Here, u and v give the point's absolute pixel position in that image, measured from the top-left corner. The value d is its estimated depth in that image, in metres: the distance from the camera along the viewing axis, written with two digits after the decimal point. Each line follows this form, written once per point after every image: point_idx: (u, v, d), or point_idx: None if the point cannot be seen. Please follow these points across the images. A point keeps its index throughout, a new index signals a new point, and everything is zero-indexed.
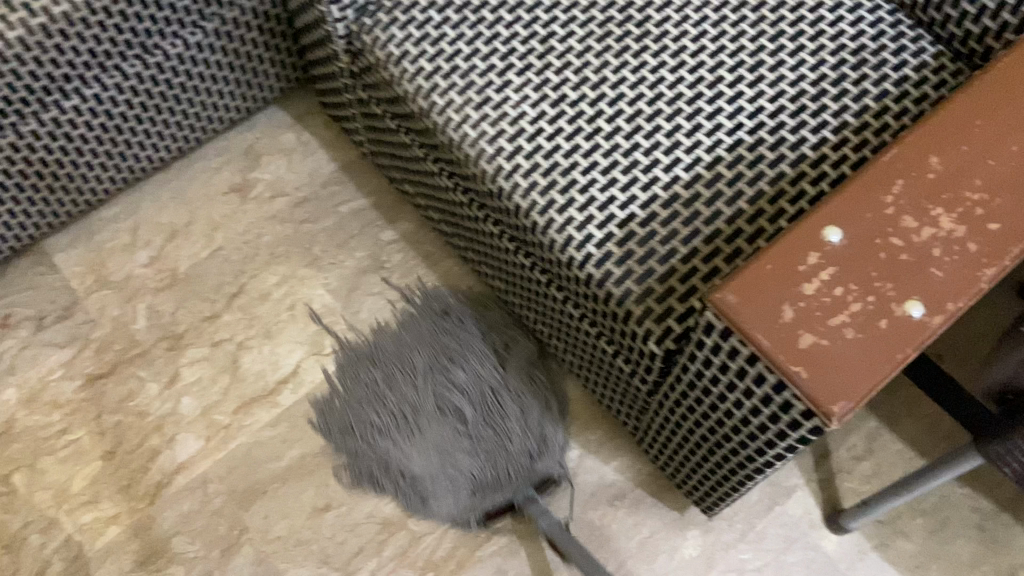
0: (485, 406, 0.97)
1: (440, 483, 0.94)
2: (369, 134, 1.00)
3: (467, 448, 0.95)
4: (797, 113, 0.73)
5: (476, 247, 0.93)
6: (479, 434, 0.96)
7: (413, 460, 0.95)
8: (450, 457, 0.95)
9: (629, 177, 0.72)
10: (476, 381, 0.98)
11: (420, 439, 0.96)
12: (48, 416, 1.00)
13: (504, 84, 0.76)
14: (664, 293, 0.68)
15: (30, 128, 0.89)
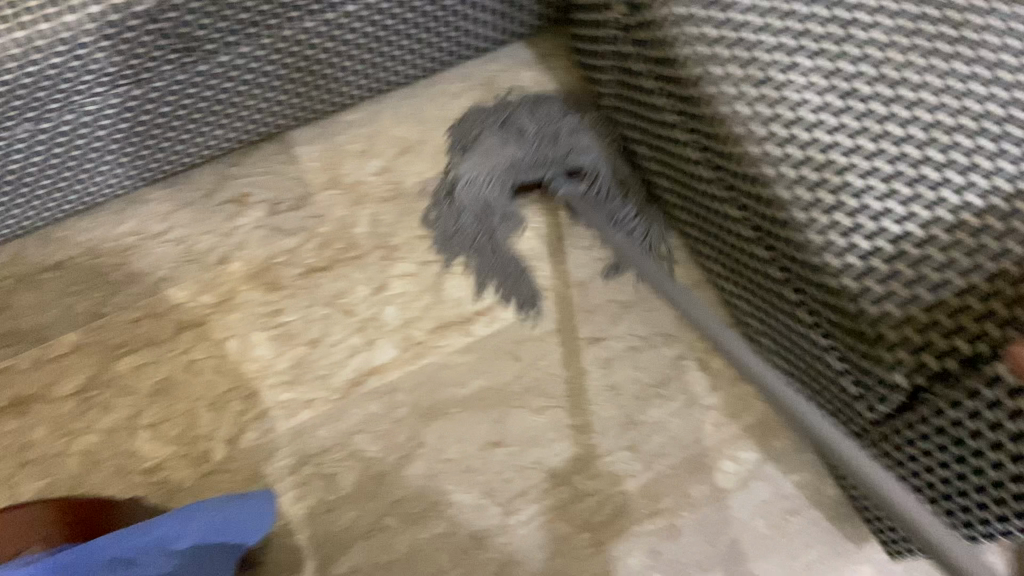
0: (544, 130, 1.05)
1: (497, 201, 1.04)
2: (618, 90, 0.98)
3: (516, 157, 1.03)
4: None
5: (705, 227, 0.91)
6: (540, 139, 1.04)
7: (476, 177, 1.04)
8: (490, 188, 1.03)
9: (912, 191, 0.66)
10: (542, 121, 1.06)
11: (480, 178, 1.03)
12: (266, 295, 1.07)
13: (793, 64, 0.71)
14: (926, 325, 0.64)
15: (311, 25, 0.92)
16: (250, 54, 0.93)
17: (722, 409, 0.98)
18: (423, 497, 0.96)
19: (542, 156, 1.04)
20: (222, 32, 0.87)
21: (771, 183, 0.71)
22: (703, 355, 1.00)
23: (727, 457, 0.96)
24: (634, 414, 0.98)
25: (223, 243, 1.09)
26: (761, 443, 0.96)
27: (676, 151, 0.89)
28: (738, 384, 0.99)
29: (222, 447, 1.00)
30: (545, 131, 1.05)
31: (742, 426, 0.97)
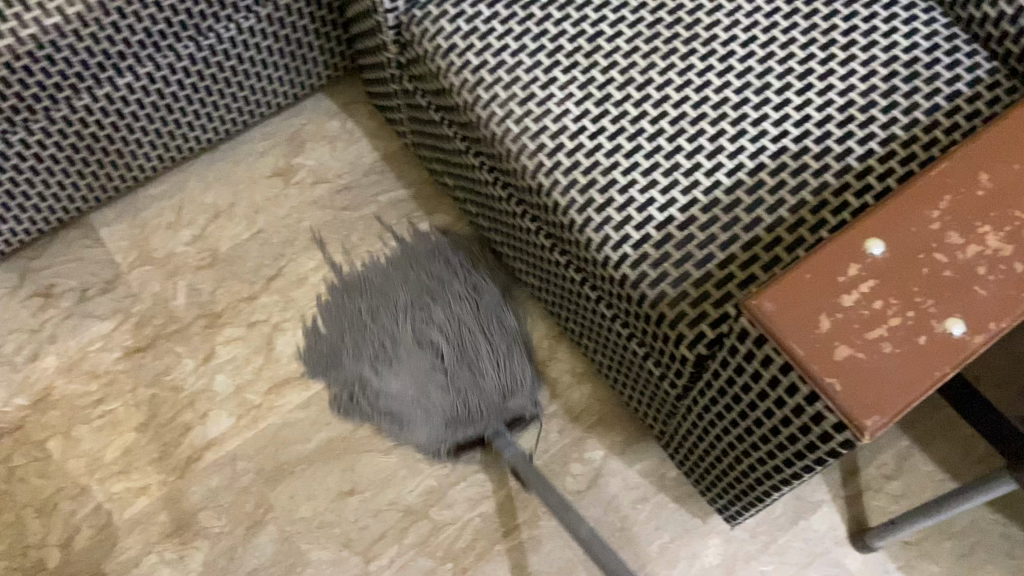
0: (433, 325, 1.02)
1: (393, 372, 1.00)
2: (413, 126, 1.01)
3: (435, 376, 0.99)
4: (845, 121, 0.71)
5: (513, 243, 0.94)
6: (396, 328, 1.02)
7: (394, 390, 0.99)
8: (405, 400, 0.99)
9: (665, 182, 0.72)
10: (417, 296, 1.04)
11: (398, 359, 1.00)
12: (85, 386, 1.02)
13: (553, 79, 0.77)
14: (691, 300, 0.68)
15: (81, 102, 0.90)
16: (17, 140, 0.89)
17: (564, 415, 1.01)
18: (280, 561, 0.93)
19: (435, 334, 1.01)
20: None
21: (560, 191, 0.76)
22: (537, 367, 1.03)
23: (574, 460, 0.98)
24: (481, 435, 1.00)
25: (32, 338, 1.03)
26: (604, 439, 0.99)
27: (474, 176, 0.92)
28: (574, 389, 1.02)
29: (54, 554, 0.94)
30: (412, 303, 1.03)
31: (584, 427, 1.00)
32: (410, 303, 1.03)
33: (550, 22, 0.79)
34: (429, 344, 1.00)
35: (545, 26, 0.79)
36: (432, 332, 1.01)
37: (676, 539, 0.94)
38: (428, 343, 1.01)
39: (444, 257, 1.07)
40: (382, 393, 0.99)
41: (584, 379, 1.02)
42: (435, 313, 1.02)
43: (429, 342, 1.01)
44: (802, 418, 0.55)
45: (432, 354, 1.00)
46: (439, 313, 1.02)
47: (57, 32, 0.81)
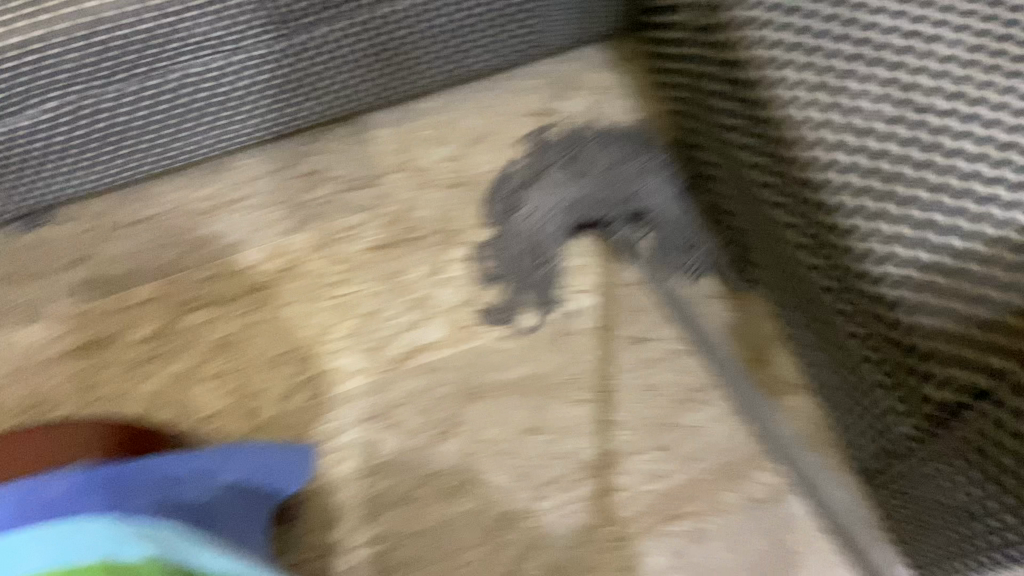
0: (613, 185, 1.08)
1: (540, 193, 1.09)
2: (689, 99, 0.98)
3: (581, 197, 1.08)
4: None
5: (767, 244, 0.89)
6: (589, 193, 1.08)
7: (553, 215, 1.08)
8: (546, 208, 1.09)
9: (959, 207, 0.65)
10: (620, 178, 1.08)
11: (558, 187, 1.09)
12: (329, 267, 1.12)
13: (869, 73, 0.69)
14: (978, 355, 0.64)
15: (390, 10, 0.95)
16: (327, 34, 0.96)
17: (763, 420, 0.98)
18: (457, 472, 0.99)
19: (603, 199, 1.07)
20: (305, 10, 0.91)
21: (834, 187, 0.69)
22: (748, 365, 1.01)
23: (764, 468, 0.97)
24: (673, 416, 0.99)
25: (294, 213, 1.14)
26: (800, 458, 0.98)
27: (744, 166, 0.88)
28: (781, 399, 1.00)
29: (272, 405, 1.05)
30: (612, 172, 1.09)
31: (782, 440, 0.98)
32: (617, 195, 1.07)
33: (878, 10, 0.70)
34: (619, 199, 1.07)
35: (872, 13, 0.70)
36: (611, 214, 1.07)
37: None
38: (614, 207, 1.07)
39: (668, 186, 1.08)
40: (530, 202, 1.09)
41: (794, 391, 1.00)
42: (596, 197, 1.07)
43: (610, 224, 1.07)
44: None
45: (581, 198, 1.08)
46: (620, 202, 1.07)
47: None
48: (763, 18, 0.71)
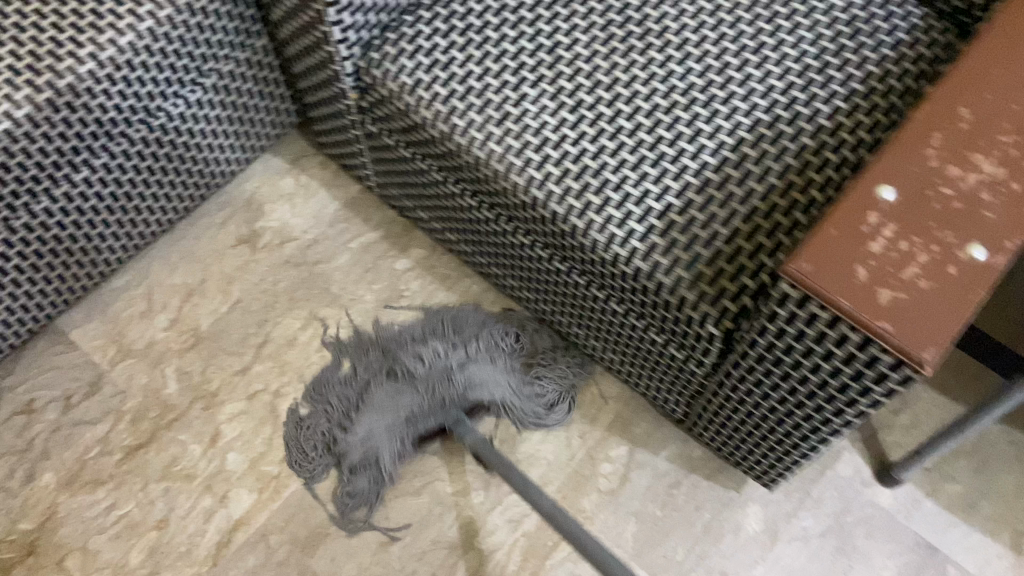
0: (436, 369, 0.97)
1: (353, 428, 0.96)
2: (377, 165, 1.02)
3: (415, 414, 0.95)
4: (827, 83, 0.77)
5: (503, 259, 0.95)
6: (418, 386, 0.95)
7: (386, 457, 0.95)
8: (371, 451, 0.95)
9: (663, 169, 0.75)
10: (430, 354, 0.98)
11: (376, 424, 0.96)
12: (92, 496, 0.97)
13: (539, 105, 0.79)
14: (699, 297, 0.71)
15: (43, 204, 0.89)
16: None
17: (579, 420, 1.01)
18: None
19: (418, 363, 0.97)
20: None
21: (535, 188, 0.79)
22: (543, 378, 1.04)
23: (603, 459, 0.99)
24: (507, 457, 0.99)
25: (23, 459, 0.98)
26: (626, 435, 1.00)
27: (467, 214, 0.92)
28: (588, 392, 1.03)
29: None
30: (400, 348, 1.00)
31: (604, 427, 1.00)
32: (435, 354, 0.98)
33: (520, 54, 0.81)
34: (427, 391, 0.95)
35: (516, 59, 0.81)
36: (395, 365, 0.98)
37: (714, 514, 0.95)
38: (429, 383, 0.95)
39: (542, 414, 0.99)
40: (352, 420, 0.97)
41: (594, 378, 1.03)
42: (482, 376, 0.97)
43: (445, 419, 0.96)
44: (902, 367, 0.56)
45: (394, 400, 0.96)
46: (437, 371, 0.97)
47: (35, 121, 0.81)
48: (428, 95, 0.82)
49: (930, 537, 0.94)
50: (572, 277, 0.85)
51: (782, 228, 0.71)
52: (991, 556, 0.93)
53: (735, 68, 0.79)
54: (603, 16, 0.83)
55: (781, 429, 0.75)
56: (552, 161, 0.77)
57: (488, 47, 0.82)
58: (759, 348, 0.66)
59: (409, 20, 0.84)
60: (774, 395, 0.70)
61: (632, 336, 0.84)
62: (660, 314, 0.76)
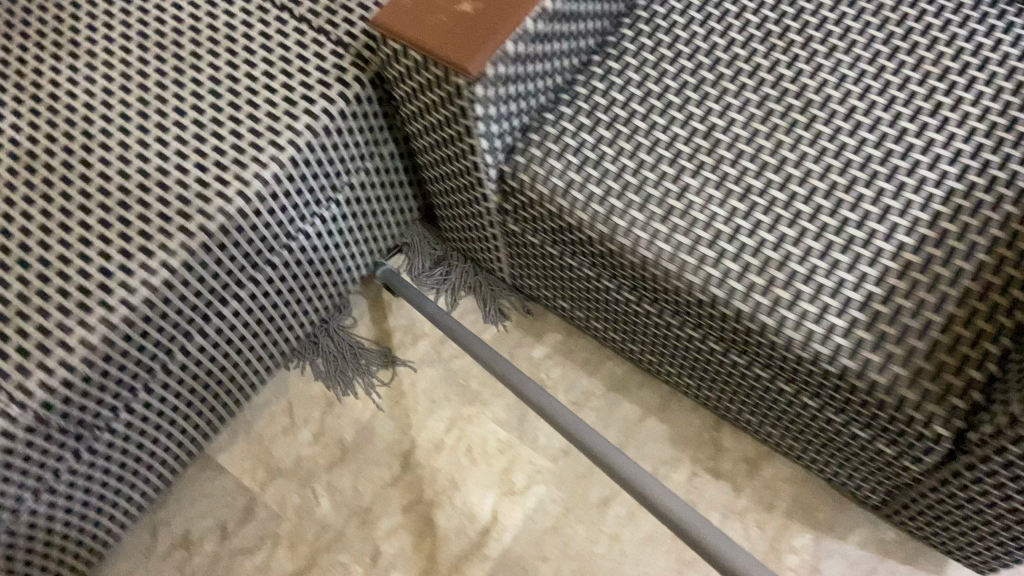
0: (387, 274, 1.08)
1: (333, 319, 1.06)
2: (512, 261, 0.97)
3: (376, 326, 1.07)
4: (1019, 140, 0.72)
5: (663, 348, 0.90)
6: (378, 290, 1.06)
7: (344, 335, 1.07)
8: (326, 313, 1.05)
9: (856, 255, 0.70)
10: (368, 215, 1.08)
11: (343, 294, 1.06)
12: None
13: (705, 197, 0.75)
14: (922, 395, 0.66)
15: (197, 344, 0.88)
16: (144, 401, 0.86)
17: (756, 507, 0.96)
18: None
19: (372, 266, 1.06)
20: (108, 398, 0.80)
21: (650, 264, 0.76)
22: (710, 464, 0.99)
23: (788, 548, 0.94)
24: (682, 555, 0.94)
25: None
26: (808, 521, 0.95)
27: (622, 307, 0.88)
28: (760, 475, 0.98)
29: None
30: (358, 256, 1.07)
31: (783, 514, 0.95)
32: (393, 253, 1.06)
33: (674, 142, 0.78)
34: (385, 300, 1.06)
35: (670, 148, 0.78)
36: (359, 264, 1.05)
37: None
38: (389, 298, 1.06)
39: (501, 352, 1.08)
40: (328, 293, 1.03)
41: (764, 459, 0.98)
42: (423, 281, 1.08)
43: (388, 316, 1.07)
44: None
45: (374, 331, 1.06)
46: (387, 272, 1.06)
47: (189, 266, 0.79)
48: (581, 195, 0.78)
49: None
50: (753, 369, 0.80)
51: (999, 314, 0.66)
52: None
53: (915, 135, 0.74)
54: (757, 91, 0.79)
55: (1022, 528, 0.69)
56: (729, 257, 0.72)
57: (640, 136, 0.79)
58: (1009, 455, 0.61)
59: (551, 118, 0.81)
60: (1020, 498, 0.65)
61: (826, 427, 0.79)
62: (868, 412, 0.70)
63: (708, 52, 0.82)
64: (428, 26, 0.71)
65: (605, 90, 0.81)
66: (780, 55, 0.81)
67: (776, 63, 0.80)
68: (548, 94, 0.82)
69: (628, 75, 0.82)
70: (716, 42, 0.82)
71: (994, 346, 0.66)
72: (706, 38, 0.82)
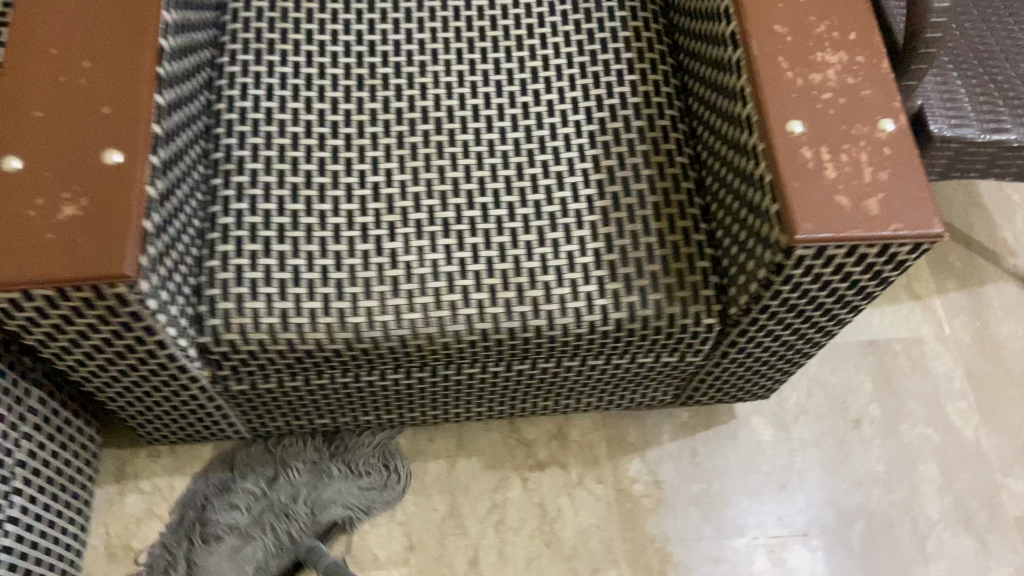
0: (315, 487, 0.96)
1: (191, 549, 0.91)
2: (250, 416, 0.86)
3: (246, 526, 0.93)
4: (607, 71, 0.83)
5: (444, 396, 0.88)
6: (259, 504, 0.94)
7: (205, 557, 0.90)
8: (184, 546, 0.92)
9: (563, 226, 0.75)
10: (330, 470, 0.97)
11: (210, 521, 0.93)
12: None
13: (414, 252, 0.73)
14: (681, 304, 0.74)
15: None
16: None
17: (586, 469, 1.02)
18: None
19: (263, 487, 0.95)
20: None
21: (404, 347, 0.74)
22: (530, 462, 1.02)
23: (629, 481, 1.01)
24: (561, 551, 0.97)
25: None
26: (628, 449, 1.03)
27: (391, 390, 0.84)
28: (572, 442, 1.03)
29: None
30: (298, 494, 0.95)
31: (609, 457, 1.02)
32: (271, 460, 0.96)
33: (353, 219, 0.74)
34: (251, 505, 0.94)
35: (353, 226, 0.74)
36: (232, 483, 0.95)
37: (737, 449, 1.03)
38: (253, 504, 0.94)
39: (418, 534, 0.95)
40: (176, 527, 0.93)
41: (565, 427, 1.04)
42: (340, 489, 0.96)
43: (257, 515, 0.93)
44: (907, 258, 0.63)
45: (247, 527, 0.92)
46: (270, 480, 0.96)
47: None
48: (300, 317, 0.71)
49: (868, 336, 1.11)
50: (534, 367, 0.83)
51: (686, 210, 0.77)
52: (902, 318, 1.12)
53: (534, 105, 0.81)
54: (389, 134, 0.78)
55: (786, 354, 0.82)
56: (471, 290, 0.73)
57: (320, 232, 0.73)
58: (765, 311, 0.71)
59: (219, 261, 0.72)
60: (780, 336, 0.77)
61: (613, 372, 0.85)
62: (650, 341, 0.76)
63: (320, 120, 0.78)
64: (28, 244, 0.56)
65: (252, 207, 0.74)
66: (384, 92, 0.80)
67: (386, 100, 0.80)
68: (194, 241, 0.72)
69: (263, 181, 0.75)
70: (321, 107, 0.79)
71: (699, 235, 0.76)
72: (309, 108, 0.79)
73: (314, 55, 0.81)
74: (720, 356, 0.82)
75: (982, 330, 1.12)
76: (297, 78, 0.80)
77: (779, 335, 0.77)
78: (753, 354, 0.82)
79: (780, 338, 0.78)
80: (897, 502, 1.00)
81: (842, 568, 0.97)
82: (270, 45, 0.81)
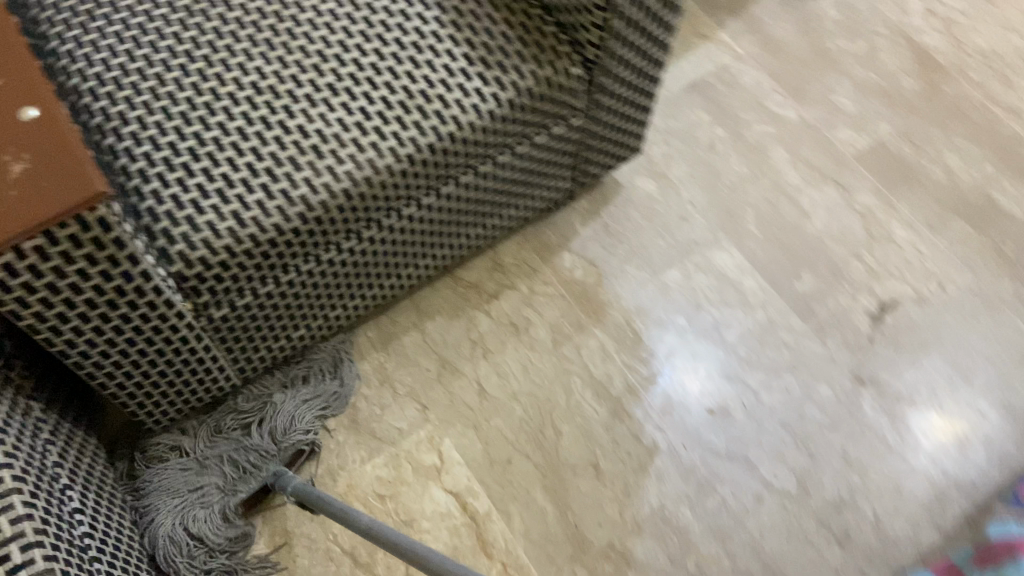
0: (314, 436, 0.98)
1: (171, 509, 0.89)
2: (235, 351, 0.91)
3: (227, 482, 0.93)
4: None
5: (393, 257, 0.97)
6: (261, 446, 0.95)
7: (203, 511, 0.90)
8: (167, 500, 0.90)
9: (426, 48, 0.84)
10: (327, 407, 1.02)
11: (165, 472, 0.92)
12: None
13: (319, 118, 0.80)
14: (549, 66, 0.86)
15: None
16: None
17: (531, 279, 1.14)
18: (659, 530, 0.97)
19: (232, 443, 0.95)
20: None
21: (350, 200, 0.81)
22: (483, 296, 1.13)
23: (567, 272, 1.15)
24: (545, 348, 1.10)
25: None
26: (554, 249, 1.16)
27: (349, 265, 0.91)
28: (509, 265, 1.15)
29: None
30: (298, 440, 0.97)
31: (543, 262, 1.15)
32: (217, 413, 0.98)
33: (250, 118, 0.79)
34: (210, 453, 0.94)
35: (253, 122, 0.79)
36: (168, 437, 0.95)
37: (635, 208, 1.19)
38: (216, 451, 0.94)
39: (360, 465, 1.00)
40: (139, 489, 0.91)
41: (496, 257, 1.15)
42: (292, 411, 0.98)
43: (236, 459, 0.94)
44: None
45: (228, 482, 0.93)
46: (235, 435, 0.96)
47: None
48: (253, 209, 0.76)
49: (686, 81, 1.30)
50: (457, 188, 0.92)
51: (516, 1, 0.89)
52: (703, 57, 1.32)
53: None
54: (240, 40, 0.83)
55: (638, 83, 0.97)
56: (382, 125, 0.80)
57: (226, 139, 0.78)
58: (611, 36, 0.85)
59: (151, 198, 0.75)
60: (629, 62, 0.92)
61: (518, 166, 0.97)
62: (538, 109, 0.89)
63: (173, 54, 0.82)
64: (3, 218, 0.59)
65: (155, 145, 0.77)
66: (215, 10, 0.85)
67: (221, 15, 0.85)
68: (121, 193, 0.75)
69: (150, 121, 0.78)
70: (166, 43, 0.82)
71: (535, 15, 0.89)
72: (156, 47, 0.82)
73: (134, 7, 0.85)
74: (593, 109, 0.96)
75: (764, 38, 1.34)
76: (130, 31, 0.83)
77: (628, 61, 0.92)
78: (615, 96, 0.97)
79: (630, 64, 0.93)
80: (768, 187, 1.20)
81: (755, 251, 1.16)
82: (88, 15, 0.84)
